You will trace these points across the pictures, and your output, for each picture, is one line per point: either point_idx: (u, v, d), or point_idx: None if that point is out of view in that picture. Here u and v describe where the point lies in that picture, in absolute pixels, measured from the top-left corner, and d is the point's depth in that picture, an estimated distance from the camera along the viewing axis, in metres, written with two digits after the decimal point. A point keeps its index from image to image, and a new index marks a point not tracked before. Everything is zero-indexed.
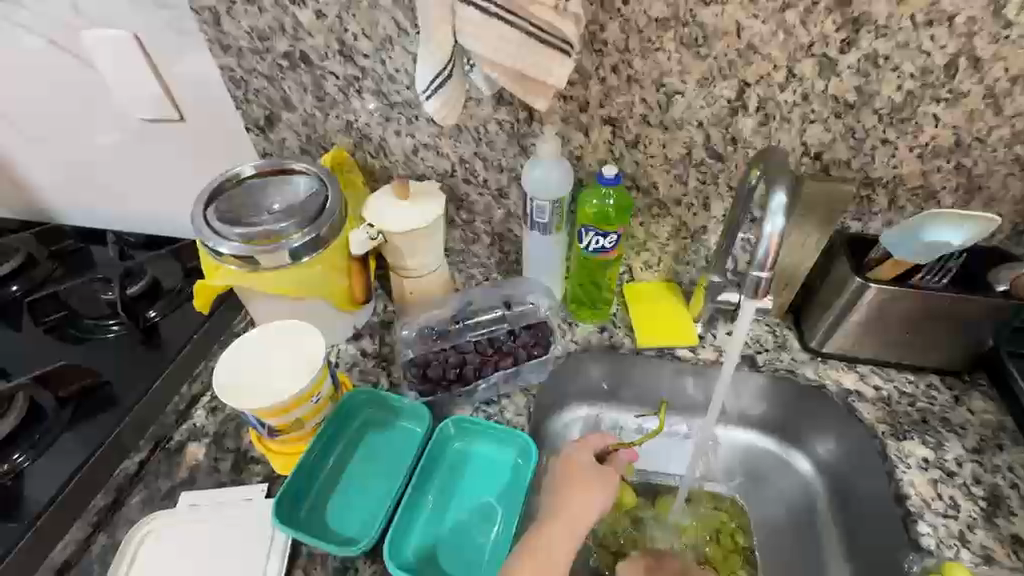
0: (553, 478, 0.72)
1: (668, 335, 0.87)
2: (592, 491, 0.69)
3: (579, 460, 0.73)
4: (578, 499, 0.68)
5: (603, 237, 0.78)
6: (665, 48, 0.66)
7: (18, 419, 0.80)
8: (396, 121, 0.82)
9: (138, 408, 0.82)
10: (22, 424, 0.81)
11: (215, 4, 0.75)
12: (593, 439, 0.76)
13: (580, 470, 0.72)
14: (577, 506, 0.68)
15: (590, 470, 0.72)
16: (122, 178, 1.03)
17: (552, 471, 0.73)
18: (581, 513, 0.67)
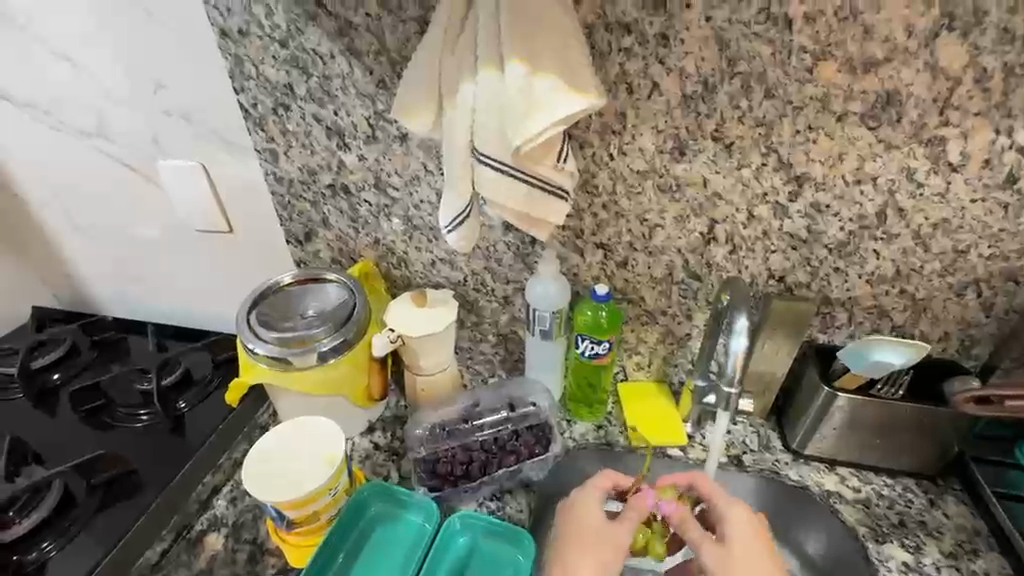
0: (563, 528, 0.78)
1: (659, 434, 0.95)
2: (604, 545, 0.74)
3: (588, 513, 0.77)
4: (586, 555, 0.73)
5: (597, 344, 0.88)
6: (646, 193, 0.80)
7: (55, 503, 0.86)
8: (418, 239, 0.95)
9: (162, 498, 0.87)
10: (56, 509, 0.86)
11: (274, 146, 0.90)
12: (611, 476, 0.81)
13: (594, 524, 0.76)
14: (581, 565, 0.72)
15: (601, 525, 0.76)
16: (166, 276, 1.15)
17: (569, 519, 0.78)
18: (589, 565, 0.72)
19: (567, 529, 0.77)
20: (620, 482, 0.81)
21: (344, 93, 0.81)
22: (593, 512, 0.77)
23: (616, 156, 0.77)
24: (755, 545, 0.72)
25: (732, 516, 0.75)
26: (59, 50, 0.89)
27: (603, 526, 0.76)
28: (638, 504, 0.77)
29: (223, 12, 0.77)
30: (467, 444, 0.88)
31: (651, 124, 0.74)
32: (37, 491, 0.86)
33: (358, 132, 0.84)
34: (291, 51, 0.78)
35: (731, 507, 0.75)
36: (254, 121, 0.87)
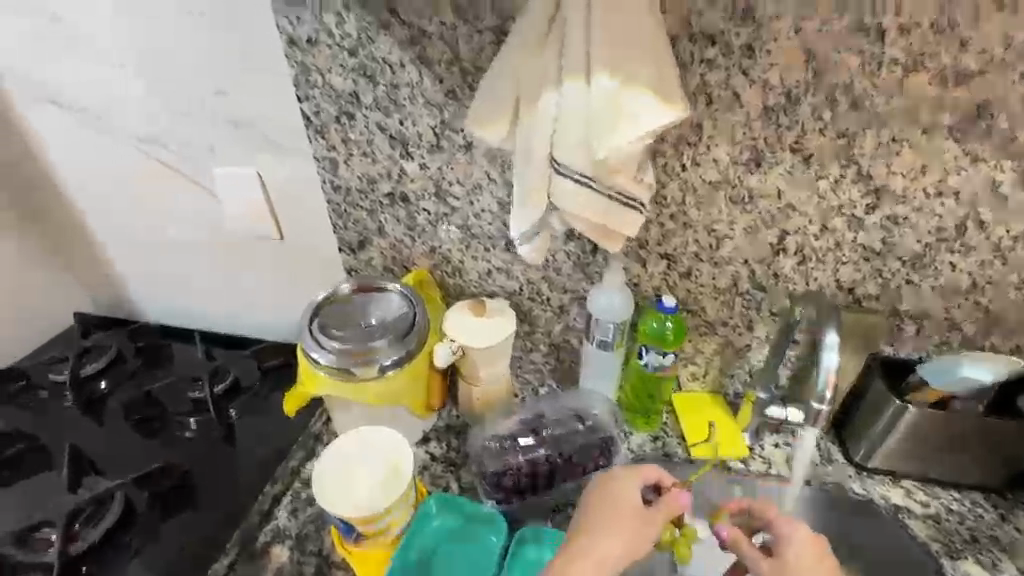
0: (590, 515, 0.73)
1: (719, 446, 0.94)
2: (635, 535, 0.70)
3: (623, 500, 0.73)
4: (611, 539, 0.70)
5: (662, 355, 0.87)
6: (717, 204, 0.79)
7: (118, 517, 0.87)
8: (475, 249, 0.95)
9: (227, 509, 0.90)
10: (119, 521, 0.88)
11: (334, 155, 0.89)
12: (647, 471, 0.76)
13: (627, 509, 0.72)
14: (606, 549, 0.69)
15: (633, 514, 0.72)
16: (211, 284, 1.15)
17: (593, 500, 0.75)
18: (618, 553, 0.69)
19: (595, 514, 0.72)
20: (659, 477, 0.76)
21: (411, 102, 0.80)
22: (626, 499, 0.73)
23: (688, 168, 0.77)
24: (813, 561, 0.70)
25: (792, 534, 0.72)
26: (118, 58, 0.89)
27: (636, 514, 0.72)
28: (677, 499, 0.74)
29: (292, 20, 0.76)
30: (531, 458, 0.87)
31: (728, 135, 0.73)
32: (101, 503, 0.88)
33: (423, 141, 0.83)
34: (361, 60, 0.77)
35: (792, 527, 0.72)
36: (316, 129, 0.87)
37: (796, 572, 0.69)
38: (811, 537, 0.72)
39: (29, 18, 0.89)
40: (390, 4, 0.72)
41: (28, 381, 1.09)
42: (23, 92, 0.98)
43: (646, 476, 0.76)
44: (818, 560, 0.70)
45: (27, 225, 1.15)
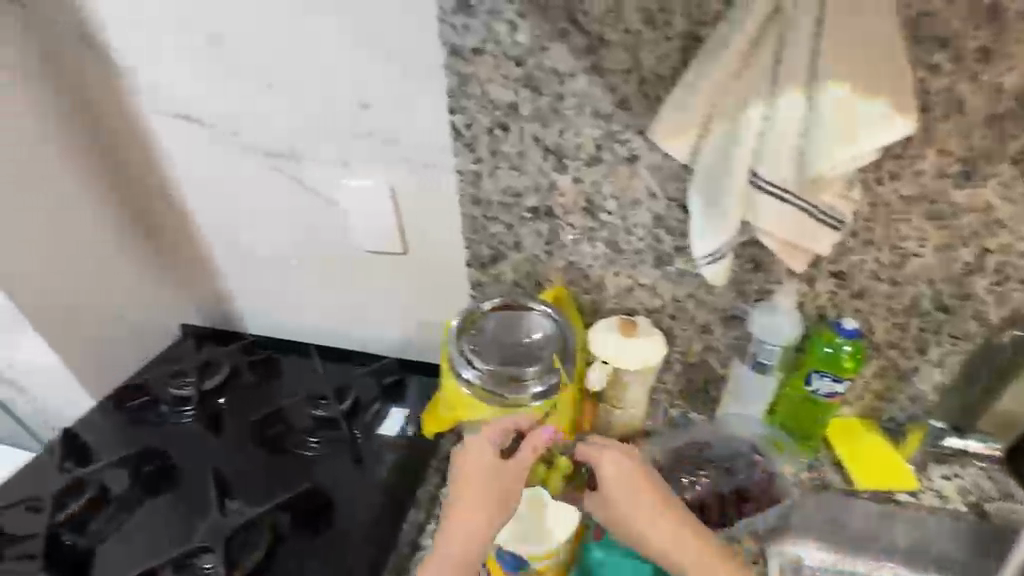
0: (457, 477, 0.75)
1: (887, 480, 0.87)
2: (502, 491, 0.73)
3: (473, 460, 0.75)
4: (485, 508, 0.72)
5: (836, 383, 0.82)
6: (911, 220, 0.73)
7: (267, 545, 0.85)
8: (619, 265, 0.90)
9: (371, 534, 0.88)
10: (268, 547, 0.86)
11: (480, 168, 0.85)
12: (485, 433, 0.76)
13: (481, 473, 0.74)
14: (474, 524, 0.71)
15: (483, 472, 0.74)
16: (322, 299, 1.13)
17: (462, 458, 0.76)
18: (462, 517, 0.72)
19: (470, 479, 0.74)
20: (494, 428, 0.77)
21: (577, 113, 0.76)
22: (476, 453, 0.75)
23: (884, 182, 0.71)
24: (634, 492, 0.73)
25: (615, 468, 0.75)
26: (263, 72, 0.87)
27: (495, 468, 0.74)
28: (530, 441, 0.77)
29: (460, 28, 0.73)
30: (692, 495, 0.84)
31: (939, 146, 0.67)
32: (249, 529, 0.87)
33: (581, 154, 0.80)
34: (528, 70, 0.74)
35: (613, 458, 0.75)
36: (465, 142, 0.83)
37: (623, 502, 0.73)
38: (634, 468, 0.75)
39: (175, 32, 0.87)
40: (572, 11, 0.68)
41: (151, 399, 1.08)
42: (157, 106, 0.96)
43: (495, 432, 0.77)
44: (637, 488, 0.74)
45: (140, 240, 1.13)
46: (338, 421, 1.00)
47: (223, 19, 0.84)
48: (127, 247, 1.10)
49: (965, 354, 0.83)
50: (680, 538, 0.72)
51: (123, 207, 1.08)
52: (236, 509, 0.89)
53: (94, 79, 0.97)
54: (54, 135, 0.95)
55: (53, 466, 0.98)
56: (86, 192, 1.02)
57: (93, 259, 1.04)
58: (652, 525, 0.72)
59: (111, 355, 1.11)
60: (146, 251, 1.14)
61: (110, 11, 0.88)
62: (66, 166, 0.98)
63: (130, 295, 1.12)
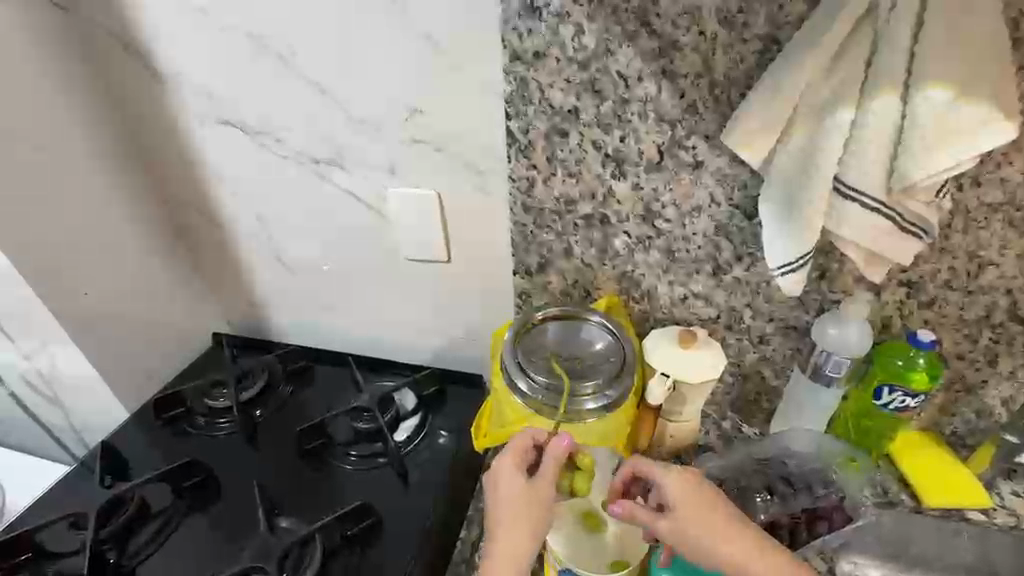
0: (488, 503, 0.70)
1: (957, 496, 0.84)
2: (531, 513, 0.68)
3: (502, 484, 0.70)
4: (519, 525, 0.67)
5: (910, 397, 0.78)
6: (990, 227, 0.71)
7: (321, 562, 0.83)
8: (673, 273, 0.87)
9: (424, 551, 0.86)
10: (321, 565, 0.84)
11: (534, 174, 0.83)
12: (511, 453, 0.71)
13: (512, 493, 0.69)
14: (510, 546, 0.66)
15: (517, 494, 0.69)
16: (359, 306, 1.10)
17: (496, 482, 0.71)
18: (502, 540, 0.67)
19: (500, 501, 0.69)
20: (519, 447, 0.72)
21: (640, 119, 0.75)
22: (507, 477, 0.70)
23: (965, 188, 0.69)
24: (696, 505, 0.66)
25: (670, 487, 0.68)
26: (312, 76, 0.85)
27: (526, 487, 0.69)
28: (557, 452, 0.70)
29: (524, 34, 0.72)
30: (767, 515, 0.79)
31: None
32: (302, 546, 0.85)
33: (643, 159, 0.78)
34: (592, 74, 0.73)
35: (666, 475, 0.69)
36: (519, 147, 0.81)
37: (687, 523, 0.66)
38: (690, 483, 0.68)
39: (223, 37, 0.85)
40: (644, 13, 0.68)
41: (186, 409, 1.05)
42: (201, 113, 0.94)
43: (518, 450, 0.71)
44: (694, 501, 0.67)
45: (175, 247, 1.11)
46: (382, 433, 0.96)
47: (272, 23, 0.82)
48: (157, 253, 1.07)
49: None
50: (740, 545, 0.65)
51: (158, 214, 1.07)
52: (286, 528, 0.87)
53: (130, 85, 0.95)
54: (91, 143, 0.94)
55: (92, 479, 0.96)
56: (122, 200, 1.00)
57: (129, 268, 1.03)
58: (712, 534, 0.65)
59: (145, 365, 1.09)
60: (179, 259, 1.12)
61: (156, 17, 0.86)
62: (103, 173, 0.96)
63: (164, 303, 1.10)
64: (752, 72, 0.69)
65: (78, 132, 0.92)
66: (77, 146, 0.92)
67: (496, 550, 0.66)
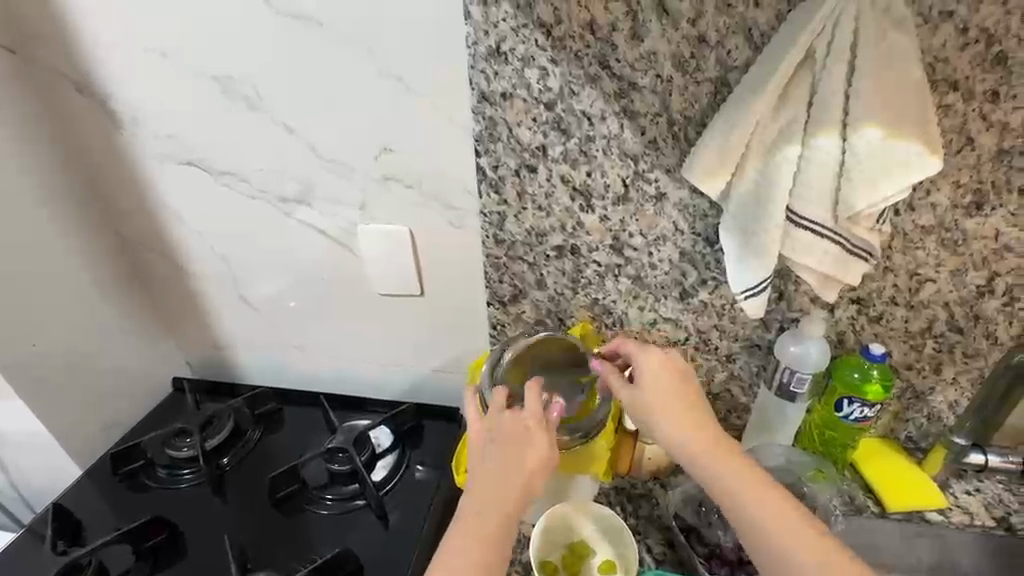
0: (497, 451, 0.70)
1: (917, 498, 0.89)
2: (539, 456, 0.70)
3: (514, 431, 0.71)
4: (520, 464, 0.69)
5: (867, 407, 0.83)
6: (926, 247, 0.77)
7: None
8: (643, 298, 0.90)
9: None
10: None
11: (505, 209, 0.86)
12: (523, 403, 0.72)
13: (515, 435, 0.70)
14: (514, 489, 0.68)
15: (526, 438, 0.70)
16: (331, 343, 1.08)
17: (505, 433, 0.71)
18: (490, 466, 0.69)
19: (509, 442, 0.70)
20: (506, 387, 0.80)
21: (604, 155, 0.79)
22: (519, 424, 0.71)
23: (901, 212, 0.75)
24: (663, 378, 0.73)
25: (651, 370, 0.73)
26: (279, 116, 0.85)
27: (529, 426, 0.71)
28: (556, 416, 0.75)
29: (492, 75, 0.75)
30: None
31: (951, 179, 0.72)
32: None
33: (609, 193, 0.82)
34: (557, 113, 0.77)
35: (647, 360, 0.74)
36: (489, 183, 0.84)
37: (650, 387, 0.72)
38: (667, 366, 0.74)
39: (186, 79, 0.84)
40: (604, 58, 0.72)
41: (146, 462, 1.00)
42: (162, 153, 0.92)
43: (526, 398, 0.73)
44: (689, 406, 0.71)
45: (132, 291, 1.07)
46: (359, 474, 0.93)
47: (237, 65, 0.82)
48: (115, 298, 1.03)
49: (982, 377, 0.86)
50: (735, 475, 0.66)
51: (116, 258, 1.03)
52: None
53: (87, 126, 0.92)
54: (38, 185, 0.90)
55: (41, 547, 0.89)
56: (77, 245, 0.96)
57: (82, 315, 0.98)
58: (697, 426, 0.70)
59: (102, 418, 1.03)
60: (135, 301, 1.07)
61: (112, 60, 0.85)
62: (54, 216, 0.92)
63: (121, 350, 1.04)
64: (705, 112, 0.74)
65: (27, 173, 0.88)
66: (21, 189, 0.87)
67: (479, 467, 0.70)
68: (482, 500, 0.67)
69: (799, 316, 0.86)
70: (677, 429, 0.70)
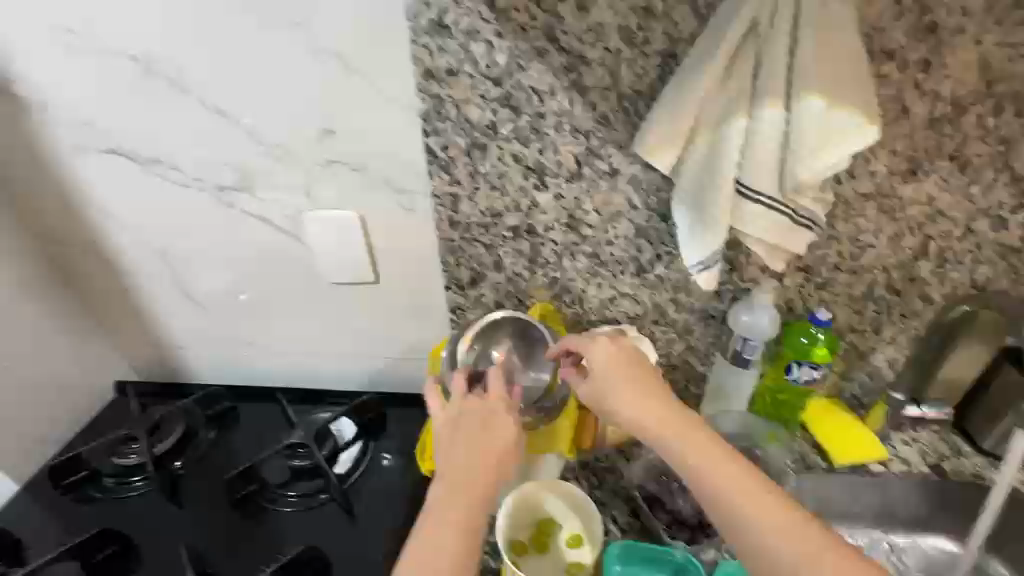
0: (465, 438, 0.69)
1: (860, 451, 0.94)
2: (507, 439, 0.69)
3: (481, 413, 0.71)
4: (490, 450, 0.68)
5: (814, 369, 0.86)
6: (866, 215, 0.80)
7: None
8: (601, 275, 0.90)
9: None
10: None
11: (457, 190, 0.83)
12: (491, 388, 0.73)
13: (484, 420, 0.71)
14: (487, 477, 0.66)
15: (495, 422, 0.70)
16: (285, 337, 1.04)
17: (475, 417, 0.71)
18: (460, 456, 0.67)
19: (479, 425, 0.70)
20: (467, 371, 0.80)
21: (555, 131, 0.77)
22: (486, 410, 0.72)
23: (843, 181, 0.77)
24: (623, 365, 0.69)
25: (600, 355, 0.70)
26: (209, 98, 0.79)
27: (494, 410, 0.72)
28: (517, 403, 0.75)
29: (436, 51, 0.72)
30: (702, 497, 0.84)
31: (889, 148, 0.74)
32: None
33: (562, 170, 0.80)
34: (505, 89, 0.74)
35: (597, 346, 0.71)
36: (440, 164, 0.81)
37: (613, 382, 0.68)
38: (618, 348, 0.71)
39: (99, 58, 0.77)
40: (551, 31, 0.70)
41: (90, 472, 0.94)
42: (80, 142, 0.85)
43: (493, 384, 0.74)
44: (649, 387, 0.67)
45: (63, 292, 0.99)
46: (322, 468, 0.91)
47: (155, 41, 0.75)
48: (43, 300, 0.96)
49: (918, 334, 0.91)
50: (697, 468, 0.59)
51: (41, 257, 0.96)
52: None
53: None
54: None
55: None
56: None
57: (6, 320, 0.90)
58: (661, 410, 0.65)
59: (38, 428, 0.96)
60: (68, 302, 1.00)
61: (11, 38, 0.76)
62: None
63: (55, 355, 0.98)
64: (655, 85, 0.73)
65: None
66: None
67: (453, 454, 0.67)
68: (450, 490, 0.64)
69: (751, 286, 0.88)
70: (640, 415, 0.65)
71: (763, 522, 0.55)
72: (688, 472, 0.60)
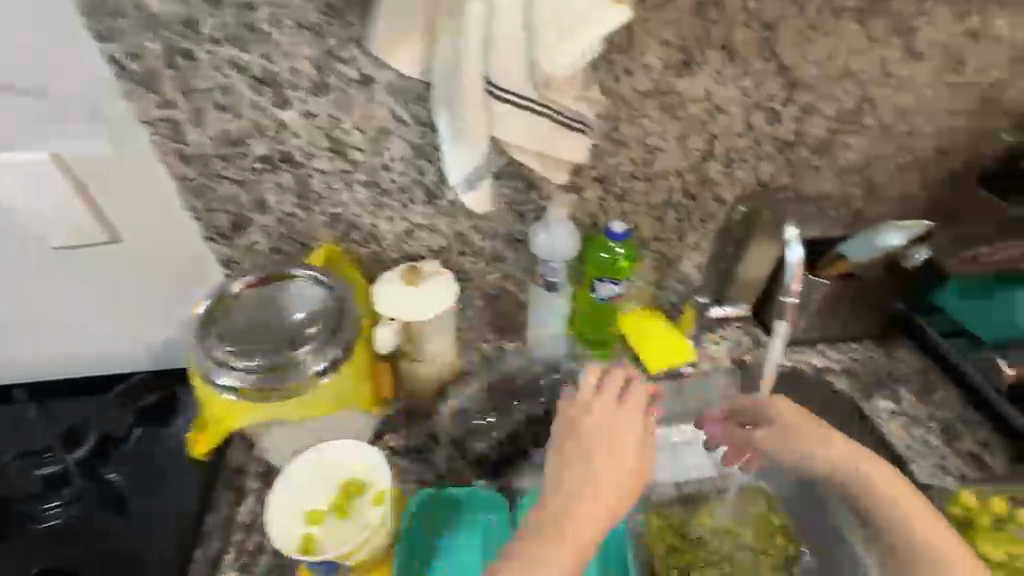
0: (582, 446, 0.59)
1: (676, 354, 0.88)
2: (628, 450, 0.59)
3: (623, 421, 0.61)
4: (623, 452, 0.59)
5: (616, 285, 0.83)
6: (649, 115, 0.75)
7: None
8: (388, 207, 0.79)
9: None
10: None
11: (173, 113, 0.67)
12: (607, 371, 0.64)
13: (609, 423, 0.60)
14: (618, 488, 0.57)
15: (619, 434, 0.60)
16: (28, 319, 0.87)
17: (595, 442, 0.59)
18: (598, 450, 0.58)
19: (599, 433, 0.60)
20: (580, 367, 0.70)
21: (276, 28, 0.62)
22: (614, 421, 0.60)
23: (619, 78, 0.72)
24: (802, 416, 0.71)
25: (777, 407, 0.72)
26: None
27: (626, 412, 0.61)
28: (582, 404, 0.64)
29: None
30: None
31: (657, 38, 0.69)
32: None
33: (300, 79, 0.66)
34: None
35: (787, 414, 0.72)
36: (136, 80, 0.64)
37: (794, 437, 0.70)
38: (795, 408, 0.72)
39: None
40: None
41: None
42: None
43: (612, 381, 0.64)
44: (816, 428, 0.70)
45: None
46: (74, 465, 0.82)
47: None
48: None
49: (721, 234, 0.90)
50: (909, 500, 0.64)
51: None
52: None
53: None
54: None
55: None
56: None
57: None
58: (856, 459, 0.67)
59: None
60: None
61: None
62: None
63: None
64: None
65: None
66: None
67: (569, 457, 0.58)
68: (572, 470, 0.57)
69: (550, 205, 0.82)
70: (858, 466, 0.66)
71: (939, 535, 0.62)
72: (864, 479, 0.65)
